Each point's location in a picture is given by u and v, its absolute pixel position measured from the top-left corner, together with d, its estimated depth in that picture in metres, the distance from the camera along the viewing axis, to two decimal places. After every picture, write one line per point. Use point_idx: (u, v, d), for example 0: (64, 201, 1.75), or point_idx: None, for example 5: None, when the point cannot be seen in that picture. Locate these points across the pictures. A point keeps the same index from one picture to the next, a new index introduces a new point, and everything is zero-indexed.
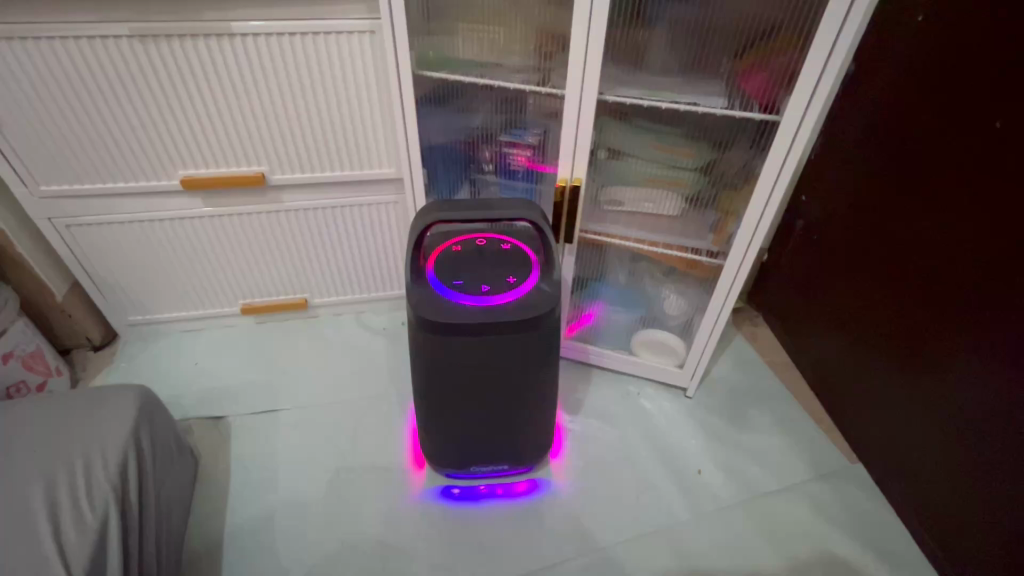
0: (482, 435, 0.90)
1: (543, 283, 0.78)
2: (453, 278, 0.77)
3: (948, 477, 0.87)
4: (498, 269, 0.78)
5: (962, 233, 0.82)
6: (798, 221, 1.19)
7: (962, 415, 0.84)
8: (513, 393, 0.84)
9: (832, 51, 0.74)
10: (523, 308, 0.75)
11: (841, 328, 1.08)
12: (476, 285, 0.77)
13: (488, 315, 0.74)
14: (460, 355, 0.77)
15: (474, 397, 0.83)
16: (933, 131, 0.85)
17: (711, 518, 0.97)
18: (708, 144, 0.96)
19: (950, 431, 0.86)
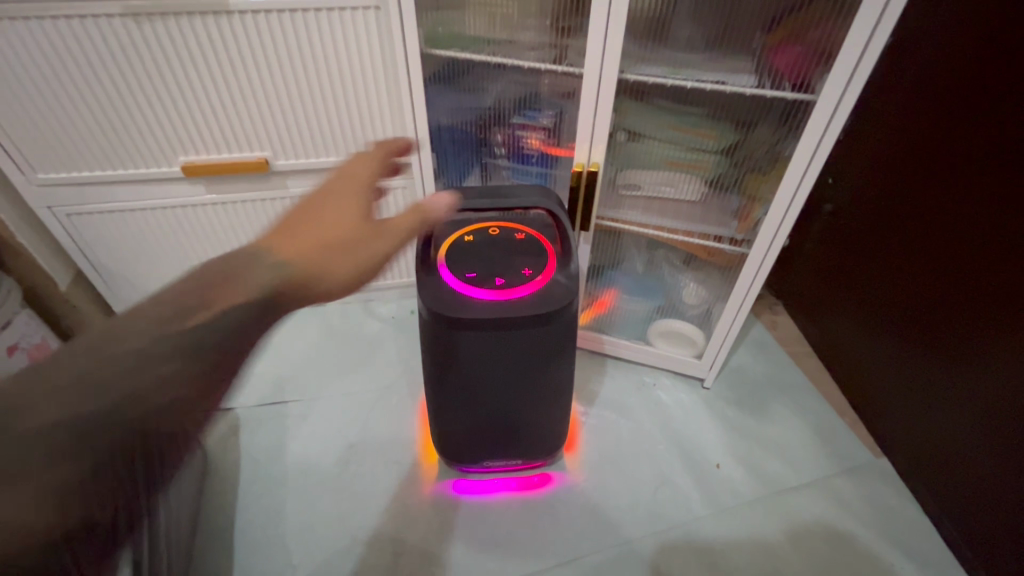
0: (497, 431, 0.87)
1: (560, 275, 0.74)
2: (465, 270, 0.74)
3: (983, 478, 0.83)
4: (513, 260, 0.75)
5: (1008, 222, 0.76)
6: (824, 207, 1.12)
7: (1005, 417, 0.78)
8: (528, 389, 0.81)
9: (880, 21, 0.66)
10: (539, 302, 0.72)
11: (869, 318, 1.03)
12: (490, 278, 0.73)
13: (503, 310, 0.71)
14: (474, 350, 0.74)
15: (489, 393, 0.80)
16: (978, 110, 0.79)
17: (732, 515, 0.94)
18: (733, 124, 0.90)
19: (992, 435, 0.81)
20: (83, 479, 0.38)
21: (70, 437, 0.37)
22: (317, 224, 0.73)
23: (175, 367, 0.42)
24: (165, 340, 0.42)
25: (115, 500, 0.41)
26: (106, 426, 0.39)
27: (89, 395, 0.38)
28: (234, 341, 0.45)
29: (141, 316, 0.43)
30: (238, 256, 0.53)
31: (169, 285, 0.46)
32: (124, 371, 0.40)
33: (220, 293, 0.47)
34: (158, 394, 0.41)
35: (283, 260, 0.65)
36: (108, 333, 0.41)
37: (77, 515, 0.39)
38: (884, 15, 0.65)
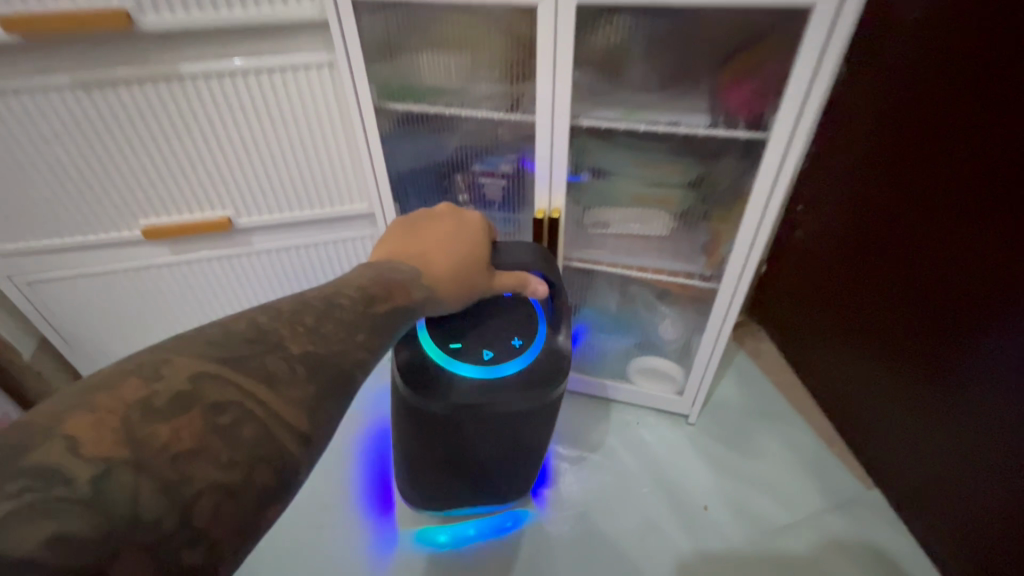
0: (474, 487, 0.84)
1: (548, 349, 0.70)
2: (449, 341, 0.69)
3: (985, 514, 0.81)
4: (503, 331, 0.69)
5: (981, 255, 0.75)
6: (794, 232, 1.11)
7: (1006, 455, 0.76)
8: (507, 455, 0.78)
9: (821, 57, 0.68)
10: (529, 381, 0.68)
11: (849, 347, 1.01)
12: (476, 351, 0.68)
13: (483, 392, 0.67)
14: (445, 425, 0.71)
15: (463, 459, 0.77)
16: (935, 142, 0.78)
17: (720, 561, 0.91)
18: (694, 160, 0.90)
19: (1002, 464, 0.77)
20: (306, 399, 0.38)
21: (289, 361, 0.39)
22: (463, 257, 0.62)
23: (366, 338, 0.45)
24: (340, 313, 0.45)
25: (308, 448, 0.36)
26: (306, 362, 0.39)
27: (297, 341, 0.40)
28: (388, 326, 0.48)
29: (333, 297, 0.46)
30: (399, 267, 0.55)
31: (347, 278, 0.50)
32: (318, 329, 0.42)
33: (368, 282, 0.50)
34: (344, 345, 0.43)
35: (432, 286, 0.56)
36: (302, 302, 0.44)
37: (287, 449, 0.35)
38: (827, 45, 0.67)
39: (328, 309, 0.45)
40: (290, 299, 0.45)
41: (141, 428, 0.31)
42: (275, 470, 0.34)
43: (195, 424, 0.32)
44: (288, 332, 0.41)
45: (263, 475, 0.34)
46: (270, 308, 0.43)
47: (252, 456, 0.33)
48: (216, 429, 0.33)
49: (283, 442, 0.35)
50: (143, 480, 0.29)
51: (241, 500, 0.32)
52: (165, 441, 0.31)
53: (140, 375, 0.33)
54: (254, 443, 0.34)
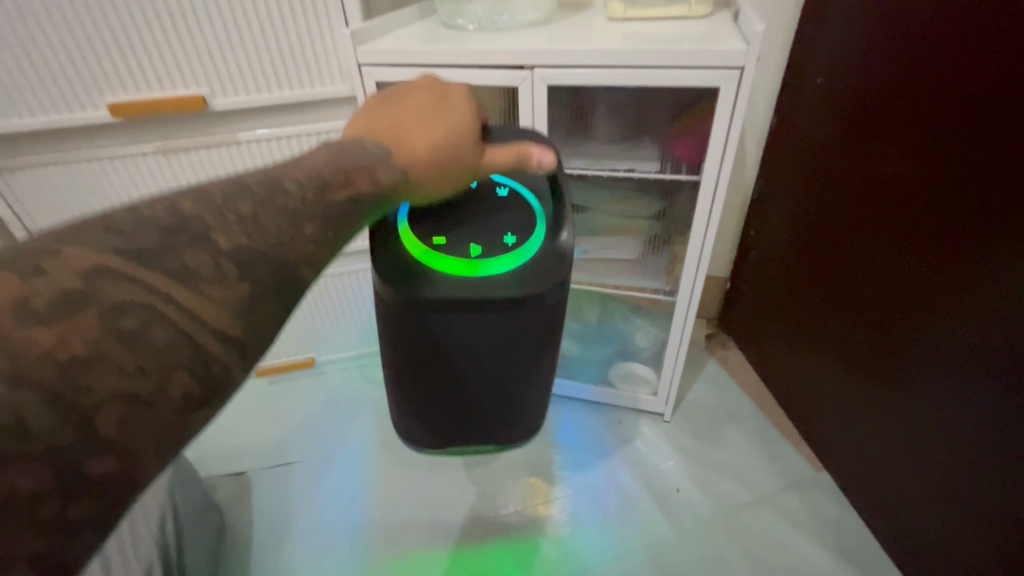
0: (465, 432, 0.68)
1: (545, 247, 0.58)
2: (429, 233, 0.58)
3: (912, 471, 0.98)
4: (493, 224, 0.59)
5: (884, 256, 0.97)
6: (751, 254, 1.35)
7: (919, 414, 0.95)
8: (501, 384, 0.63)
9: (733, 114, 0.87)
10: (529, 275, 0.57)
11: (802, 344, 1.22)
12: (460, 245, 0.57)
13: (468, 284, 0.56)
14: (425, 338, 0.58)
15: (448, 390, 0.63)
16: (844, 175, 1.03)
17: (690, 533, 1.07)
18: (656, 195, 1.10)
19: (907, 429, 0.98)
20: (236, 303, 0.36)
21: (212, 256, 0.36)
22: (442, 136, 0.53)
23: (321, 231, 0.42)
24: (289, 204, 0.41)
25: (241, 354, 0.36)
26: (233, 260, 0.36)
27: (225, 234, 0.37)
28: (344, 219, 0.44)
29: (279, 187, 0.42)
30: (366, 146, 0.50)
31: (305, 161, 0.46)
32: (255, 218, 0.39)
33: (329, 170, 0.45)
34: (287, 236, 0.40)
35: (402, 170, 0.50)
36: (242, 193, 0.40)
37: (215, 354, 0.34)
38: (734, 112, 0.86)
39: (271, 199, 0.40)
40: (229, 184, 0.41)
41: (17, 333, 0.28)
42: (203, 381, 0.34)
43: (91, 328, 0.30)
44: (217, 219, 0.37)
45: (182, 387, 0.32)
46: (204, 200, 0.38)
47: (171, 361, 0.32)
48: (118, 334, 0.31)
49: (207, 347, 0.34)
50: (22, 390, 0.27)
51: (160, 411, 0.32)
52: (48, 348, 0.29)
53: (17, 268, 0.30)
54: (180, 349, 0.33)
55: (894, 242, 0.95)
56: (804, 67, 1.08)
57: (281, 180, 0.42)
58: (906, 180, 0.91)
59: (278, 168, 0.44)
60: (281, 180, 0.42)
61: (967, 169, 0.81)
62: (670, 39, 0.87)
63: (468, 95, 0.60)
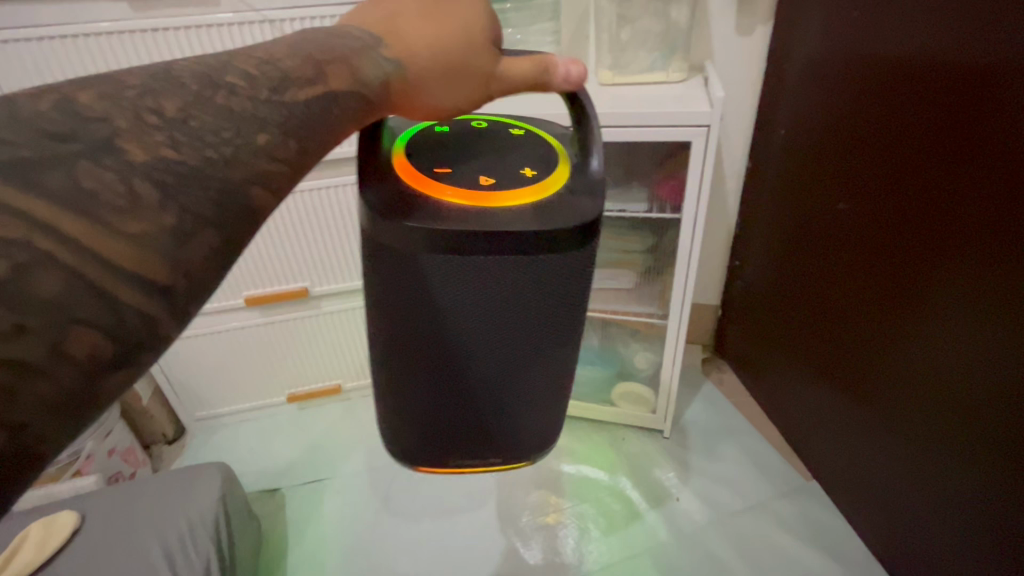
0: (458, 411, 0.57)
1: (569, 185, 0.53)
2: (433, 165, 0.53)
3: (892, 471, 1.10)
4: (507, 160, 0.55)
5: (851, 280, 1.12)
6: (737, 282, 1.50)
7: (892, 419, 1.07)
8: (505, 356, 0.53)
9: (704, 161, 1.03)
10: (547, 215, 0.49)
11: (788, 363, 1.35)
12: (468, 176, 0.52)
13: (472, 218, 0.48)
14: (417, 288, 0.49)
15: (442, 355, 0.53)
16: (811, 212, 1.20)
17: (688, 537, 1.20)
18: (649, 231, 1.26)
19: (889, 433, 1.09)
20: (158, 238, 0.30)
21: (118, 173, 0.30)
22: (447, 32, 0.46)
23: (276, 137, 0.36)
24: (229, 101, 0.35)
25: (172, 305, 0.31)
26: (149, 178, 0.30)
27: (140, 141, 0.31)
28: (308, 124, 0.38)
29: (221, 82, 0.35)
30: (351, 33, 0.44)
31: (267, 47, 0.40)
32: (187, 120, 0.33)
33: (292, 60, 0.39)
34: (233, 146, 0.34)
35: (394, 66, 0.44)
36: (173, 87, 0.34)
37: (129, 304, 0.29)
38: (704, 158, 1.02)
39: (207, 94, 0.34)
40: (151, 73, 0.34)
41: None
42: (113, 335, 0.28)
43: None
44: (131, 121, 0.31)
45: (87, 346, 0.28)
46: (112, 95, 0.32)
47: (66, 315, 0.27)
48: None
49: (118, 296, 0.29)
50: None
51: (63, 376, 0.27)
52: None
53: None
54: (82, 302, 0.28)
55: (859, 266, 1.10)
56: (769, 121, 1.26)
57: (225, 72, 0.36)
58: (862, 215, 1.07)
59: (218, 61, 0.37)
60: (225, 71, 0.36)
61: (907, 204, 0.97)
62: (650, 102, 1.05)
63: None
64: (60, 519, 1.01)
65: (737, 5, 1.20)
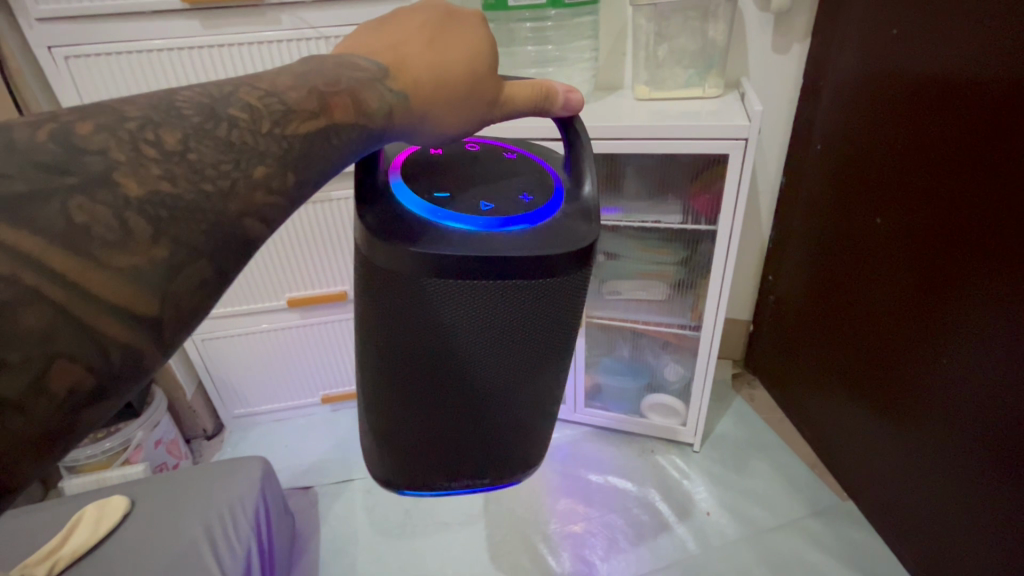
0: (462, 432, 0.54)
1: (567, 208, 0.50)
2: (434, 190, 0.50)
3: (930, 494, 1.06)
4: (506, 185, 0.51)
5: (885, 296, 1.11)
6: (770, 297, 1.49)
7: (930, 439, 1.04)
8: (510, 373, 0.50)
9: (742, 174, 1.04)
10: (552, 239, 0.45)
11: (821, 379, 1.33)
12: (469, 201, 0.49)
13: (477, 242, 0.44)
14: (418, 309, 0.46)
15: (446, 378, 0.50)
16: (845, 227, 1.19)
17: (718, 551, 1.18)
18: (682, 244, 1.27)
19: (931, 457, 1.05)
20: (149, 271, 0.29)
21: (113, 209, 0.29)
22: (454, 63, 0.46)
23: (275, 170, 0.35)
24: (231, 134, 0.34)
25: (159, 338, 0.30)
26: (144, 214, 0.29)
27: (136, 175, 0.30)
28: (311, 155, 0.37)
29: (223, 114, 0.34)
30: (358, 64, 0.43)
31: (276, 76, 0.39)
32: (187, 153, 0.32)
33: (299, 92, 0.38)
34: (230, 180, 0.33)
35: (399, 97, 0.43)
36: (174, 119, 0.33)
37: (110, 339, 0.28)
38: (743, 170, 1.04)
39: (209, 128, 0.33)
40: (153, 104, 0.33)
41: None
42: (96, 370, 0.28)
43: None
44: (129, 154, 0.30)
45: (67, 381, 0.27)
46: (111, 126, 0.31)
47: (45, 350, 0.26)
48: None
49: (100, 330, 0.28)
50: None
51: (39, 409, 0.26)
52: None
53: None
54: (64, 338, 0.27)
55: (895, 284, 1.08)
56: (805, 136, 1.27)
57: (226, 105, 0.35)
58: (897, 230, 1.06)
59: (223, 92, 0.36)
60: (228, 103, 0.35)
61: (944, 220, 0.96)
62: (686, 116, 1.07)
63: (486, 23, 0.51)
64: (114, 502, 1.07)
65: (774, 21, 1.22)
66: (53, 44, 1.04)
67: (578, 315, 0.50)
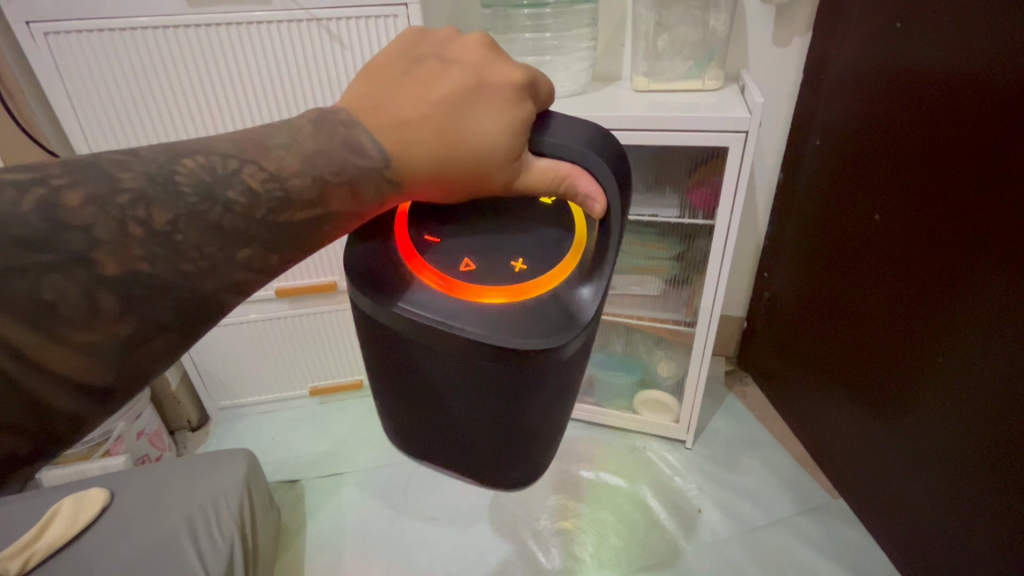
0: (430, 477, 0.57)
1: (557, 291, 0.47)
2: (427, 232, 0.50)
3: (920, 493, 1.06)
4: (500, 245, 0.50)
5: (881, 296, 1.10)
6: (765, 293, 1.48)
7: (921, 439, 1.04)
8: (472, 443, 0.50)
9: (741, 164, 1.02)
10: (515, 330, 0.44)
11: (815, 376, 1.32)
12: (454, 257, 0.49)
13: (442, 310, 0.45)
14: (396, 360, 0.48)
15: (414, 423, 0.52)
16: (842, 224, 1.18)
17: (709, 549, 1.18)
18: (677, 238, 1.25)
19: (925, 457, 1.04)
20: (105, 348, 0.34)
21: (83, 286, 0.33)
22: (457, 158, 0.44)
23: (259, 252, 0.39)
24: (223, 219, 0.37)
25: (102, 406, 0.35)
26: (113, 291, 0.34)
27: (117, 256, 0.34)
28: (297, 237, 0.40)
29: (220, 197, 0.37)
30: (363, 146, 0.42)
31: (282, 155, 0.40)
32: (173, 234, 0.35)
33: (303, 179, 0.40)
34: (212, 260, 0.37)
35: (392, 182, 0.43)
36: (166, 195, 0.36)
37: (58, 408, 0.33)
38: (742, 161, 1.01)
39: (202, 210, 0.37)
40: (150, 172, 0.36)
41: None
42: (37, 436, 0.33)
43: None
44: (113, 233, 0.34)
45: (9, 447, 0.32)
46: (101, 199, 0.34)
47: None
48: None
49: (48, 403, 0.33)
50: None
51: None
52: None
53: None
54: (15, 411, 0.32)
55: (891, 283, 1.07)
56: (805, 131, 1.25)
57: (226, 186, 0.37)
58: (893, 229, 1.05)
59: (226, 168, 0.38)
60: (229, 184, 0.37)
61: (942, 221, 0.95)
62: (685, 108, 1.05)
63: (523, 102, 0.45)
64: (90, 495, 1.03)
65: (776, 14, 1.20)
66: (31, 19, 0.99)
67: (544, 403, 0.48)
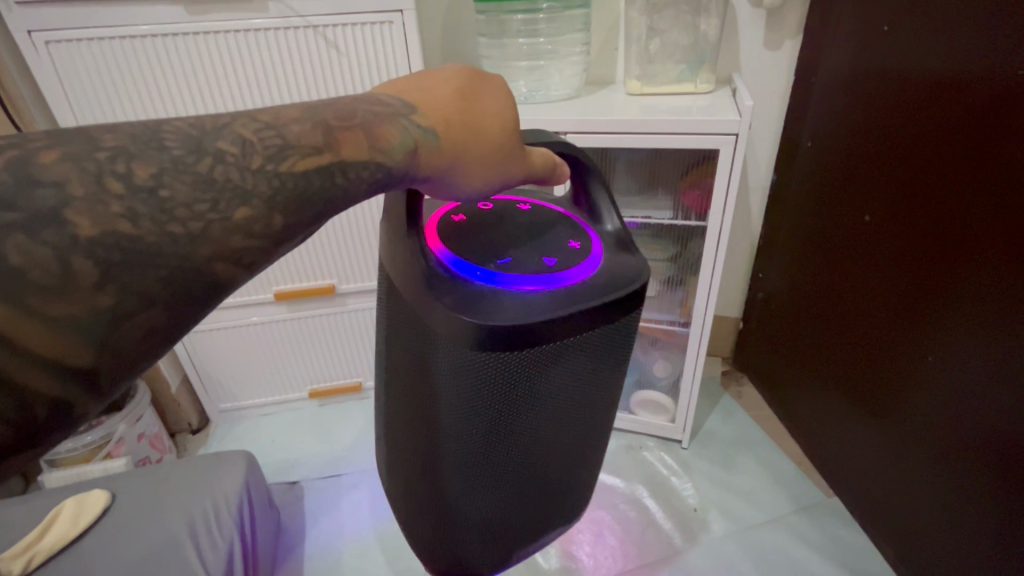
0: (521, 500, 0.56)
1: (608, 252, 0.55)
2: (493, 258, 0.51)
3: (912, 491, 1.07)
4: (550, 241, 0.55)
5: (873, 294, 1.11)
6: (759, 294, 1.49)
7: (914, 437, 1.05)
8: (565, 431, 0.53)
9: (733, 161, 1.03)
10: (605, 281, 0.50)
11: (809, 375, 1.33)
12: (534, 262, 0.51)
13: (556, 303, 0.46)
14: (501, 393, 0.46)
15: (513, 449, 0.51)
16: (833, 224, 1.19)
17: (705, 548, 1.18)
18: (672, 239, 1.27)
19: (918, 455, 1.05)
20: (88, 322, 0.27)
21: (56, 250, 0.26)
22: (482, 118, 0.45)
23: (260, 212, 0.33)
24: (214, 170, 0.31)
25: (92, 390, 0.29)
26: (92, 257, 0.27)
27: (92, 214, 0.27)
28: (304, 197, 0.34)
29: (210, 149, 0.32)
30: (383, 101, 0.42)
31: (279, 110, 0.37)
32: (158, 189, 0.29)
33: (303, 125, 0.36)
34: (204, 221, 0.30)
35: (426, 135, 0.42)
36: (150, 151, 0.30)
37: (39, 394, 0.27)
38: (733, 162, 1.03)
39: (189, 162, 0.31)
40: (135, 133, 0.31)
41: None
42: (18, 427, 0.27)
43: None
44: (90, 188, 0.28)
45: None
46: (78, 154, 0.28)
47: None
48: None
49: (26, 387, 0.27)
50: None
51: None
52: None
53: None
54: None
55: (883, 283, 1.08)
56: (797, 132, 1.27)
57: (215, 138, 0.32)
58: (884, 228, 1.06)
59: (216, 123, 0.33)
60: (217, 137, 0.32)
61: (932, 221, 0.96)
62: (678, 112, 1.06)
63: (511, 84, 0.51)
64: (91, 497, 1.05)
65: (767, 19, 1.22)
66: (33, 29, 1.01)
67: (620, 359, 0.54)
